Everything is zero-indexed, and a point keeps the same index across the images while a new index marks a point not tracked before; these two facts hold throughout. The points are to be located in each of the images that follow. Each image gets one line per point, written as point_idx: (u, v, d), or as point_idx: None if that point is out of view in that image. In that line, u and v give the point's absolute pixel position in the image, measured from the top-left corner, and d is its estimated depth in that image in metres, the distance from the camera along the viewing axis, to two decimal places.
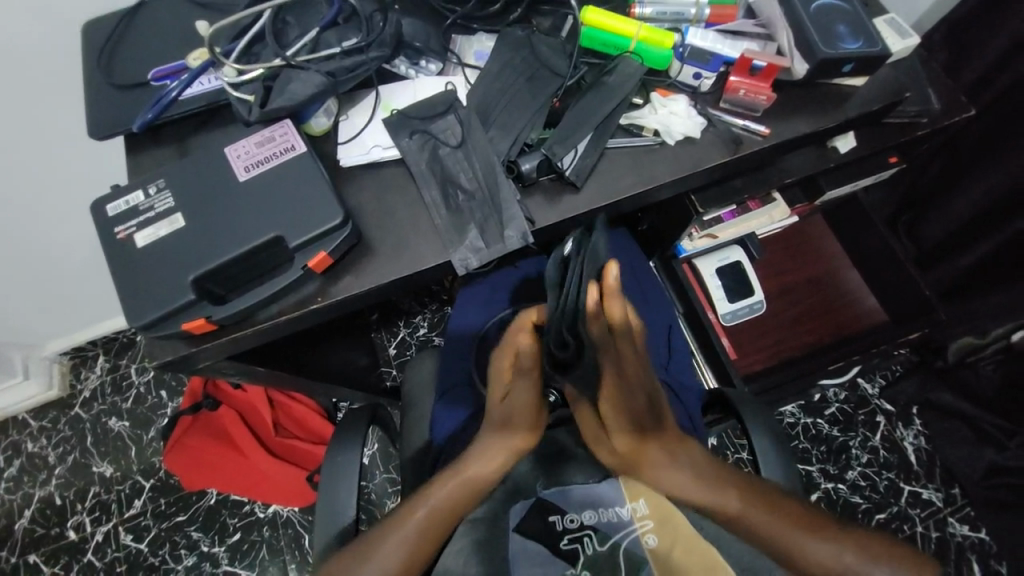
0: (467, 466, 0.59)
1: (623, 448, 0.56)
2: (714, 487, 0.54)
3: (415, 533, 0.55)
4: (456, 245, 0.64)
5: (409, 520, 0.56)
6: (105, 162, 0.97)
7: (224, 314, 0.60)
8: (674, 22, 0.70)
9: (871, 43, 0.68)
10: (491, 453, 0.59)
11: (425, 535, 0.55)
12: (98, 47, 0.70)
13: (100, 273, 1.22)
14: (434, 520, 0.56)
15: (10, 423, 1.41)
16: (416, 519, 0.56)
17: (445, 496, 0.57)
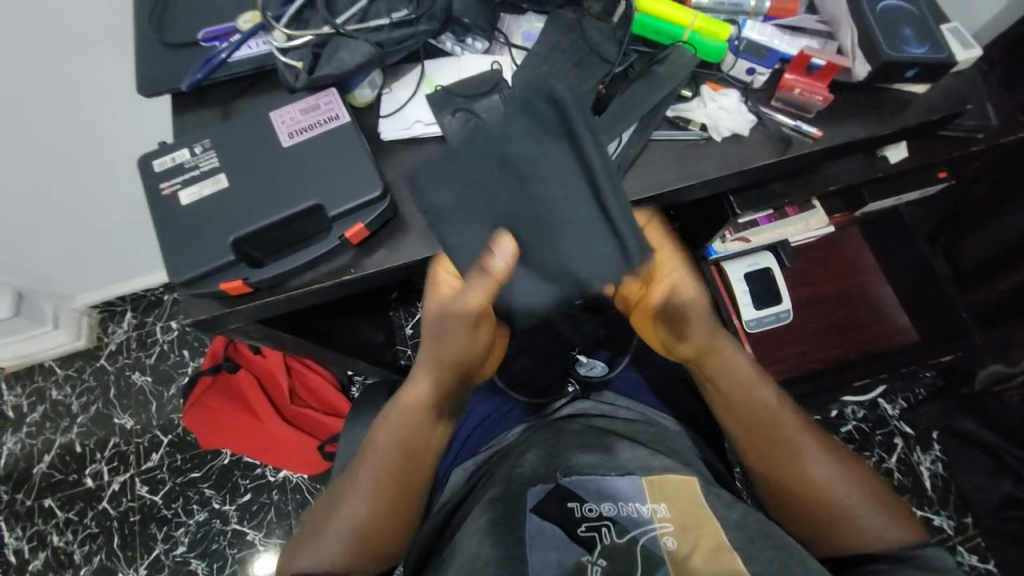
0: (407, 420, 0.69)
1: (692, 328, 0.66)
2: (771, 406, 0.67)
3: (373, 487, 0.67)
4: (478, 210, 0.62)
5: (367, 471, 0.67)
6: (144, 121, 0.98)
7: (261, 278, 0.61)
8: (730, 14, 0.68)
9: (937, 50, 0.65)
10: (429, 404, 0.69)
11: (386, 484, 0.67)
12: (149, 4, 0.70)
13: (134, 230, 1.25)
14: (392, 472, 0.67)
15: (38, 369, 1.46)
16: (377, 473, 0.67)
17: (393, 448, 0.68)
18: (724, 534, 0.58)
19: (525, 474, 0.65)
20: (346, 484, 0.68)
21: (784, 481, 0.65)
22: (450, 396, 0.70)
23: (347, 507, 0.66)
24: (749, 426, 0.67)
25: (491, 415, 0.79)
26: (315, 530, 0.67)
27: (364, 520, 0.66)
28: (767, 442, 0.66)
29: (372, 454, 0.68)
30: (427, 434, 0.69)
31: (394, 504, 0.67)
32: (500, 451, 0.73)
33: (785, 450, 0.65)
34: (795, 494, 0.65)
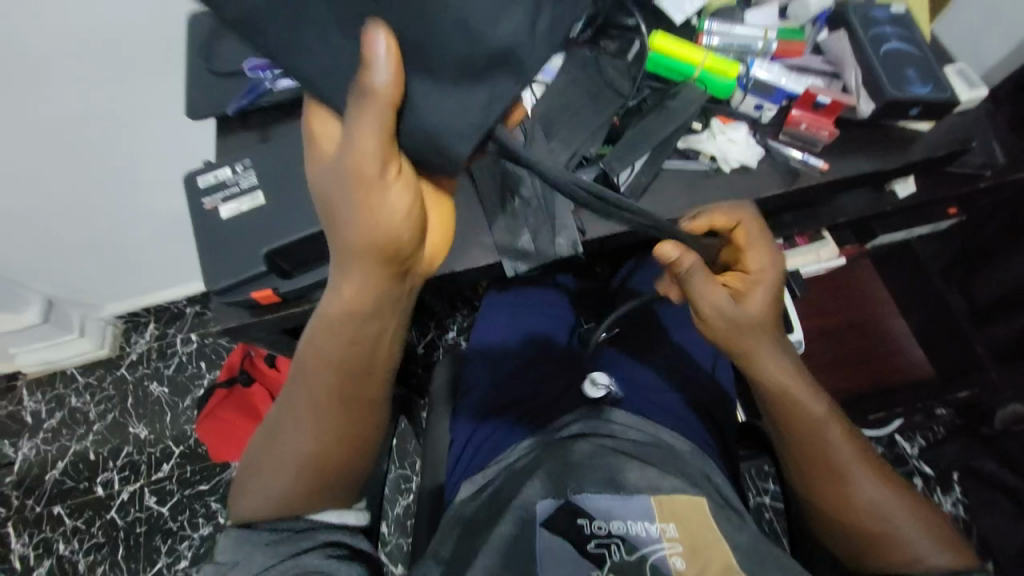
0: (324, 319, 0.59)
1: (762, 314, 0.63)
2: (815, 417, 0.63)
3: (309, 406, 0.62)
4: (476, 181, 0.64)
5: (297, 389, 0.63)
6: (184, 143, 1.05)
7: (290, 288, 0.64)
8: (739, 54, 0.72)
9: (940, 90, 0.68)
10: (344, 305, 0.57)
11: (322, 401, 0.62)
12: (201, 38, 0.77)
13: (165, 244, 1.31)
14: (329, 386, 0.61)
15: (59, 376, 1.50)
16: (306, 391, 0.62)
17: (319, 358, 0.60)
18: (732, 555, 0.59)
19: (533, 488, 0.65)
20: (287, 405, 0.64)
21: (827, 503, 0.63)
22: (375, 294, 0.56)
23: (291, 426, 0.63)
24: (794, 443, 0.64)
25: (497, 431, 0.80)
26: (260, 464, 0.65)
27: (307, 439, 0.63)
28: (812, 460, 0.63)
29: (300, 370, 0.62)
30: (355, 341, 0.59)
31: (338, 418, 0.63)
32: (508, 467, 0.72)
33: (830, 472, 0.62)
34: (837, 517, 0.62)
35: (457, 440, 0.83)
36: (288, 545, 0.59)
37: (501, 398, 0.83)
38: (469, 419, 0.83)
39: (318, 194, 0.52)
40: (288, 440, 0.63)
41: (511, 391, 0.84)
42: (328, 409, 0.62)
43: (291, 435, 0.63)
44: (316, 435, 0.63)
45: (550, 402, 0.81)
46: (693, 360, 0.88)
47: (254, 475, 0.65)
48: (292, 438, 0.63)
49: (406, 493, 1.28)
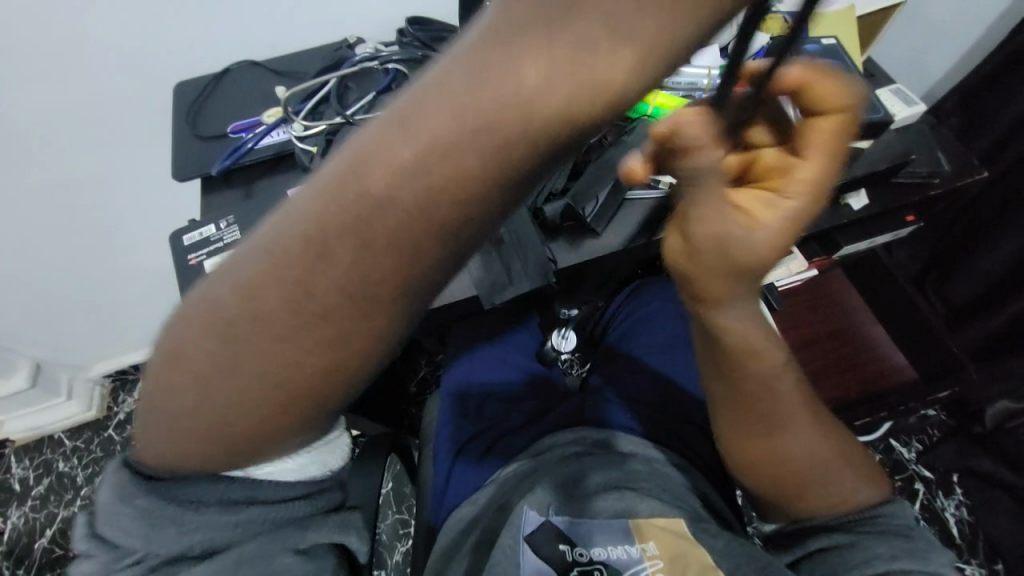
0: (393, 143, 0.27)
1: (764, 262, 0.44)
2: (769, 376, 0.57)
3: (295, 317, 0.32)
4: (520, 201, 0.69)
5: (285, 267, 0.30)
6: (173, 200, 1.09)
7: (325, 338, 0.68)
8: (688, 90, 0.78)
9: (873, 110, 0.74)
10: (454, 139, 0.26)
11: (317, 322, 0.32)
12: (186, 105, 0.82)
13: (154, 300, 1.32)
14: (354, 273, 0.30)
15: (46, 441, 1.48)
16: (304, 287, 0.31)
17: (346, 219, 0.28)
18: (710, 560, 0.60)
19: (527, 498, 0.67)
20: (255, 296, 0.32)
21: (756, 458, 0.62)
22: (514, 160, 0.27)
23: (253, 358, 0.34)
24: (732, 396, 0.59)
25: (475, 460, 0.81)
26: (188, 388, 0.36)
27: (270, 385, 0.35)
28: (753, 418, 0.60)
29: (304, 245, 0.30)
30: (434, 227, 0.29)
31: (333, 367, 0.34)
32: (502, 489, 0.74)
33: (766, 428, 0.60)
34: (772, 475, 0.62)
35: (438, 476, 0.82)
36: (266, 559, 0.49)
37: (480, 427, 0.85)
38: (449, 452, 0.83)
39: None
40: (260, 360, 0.34)
41: (498, 421, 0.86)
42: (327, 323, 0.32)
43: (264, 353, 0.34)
44: (298, 373, 0.34)
45: (521, 424, 0.85)
46: (675, 378, 0.90)
47: (175, 392, 0.37)
48: (262, 358, 0.34)
49: (405, 538, 1.25)
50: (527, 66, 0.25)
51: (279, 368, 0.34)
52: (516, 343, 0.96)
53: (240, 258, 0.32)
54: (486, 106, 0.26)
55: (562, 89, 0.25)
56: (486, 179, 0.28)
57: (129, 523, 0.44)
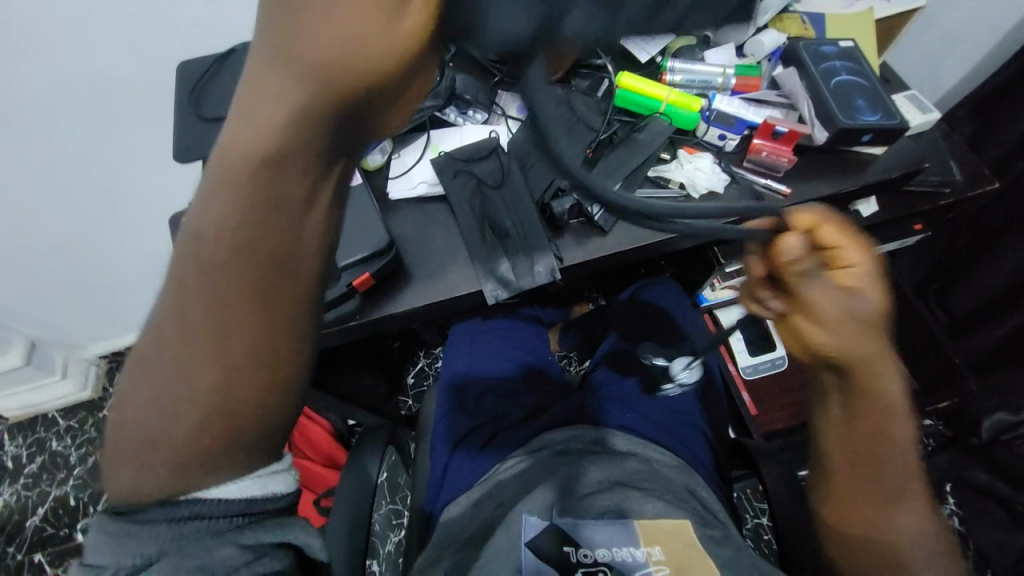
0: (209, 204, 0.38)
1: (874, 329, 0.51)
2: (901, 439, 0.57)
3: (204, 334, 0.41)
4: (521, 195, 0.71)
5: (168, 313, 0.42)
6: (174, 182, 1.07)
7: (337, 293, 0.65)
8: (701, 89, 0.77)
9: (889, 116, 0.73)
10: (239, 169, 0.36)
11: (206, 346, 0.41)
12: (190, 85, 0.81)
13: (152, 282, 1.31)
14: (228, 296, 0.40)
15: (40, 419, 1.47)
16: (183, 330, 0.41)
17: (221, 230, 0.38)
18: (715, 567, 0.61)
19: (526, 501, 0.68)
20: (154, 352, 0.43)
21: (858, 527, 0.60)
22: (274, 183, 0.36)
23: (180, 368, 0.42)
24: (841, 464, 0.59)
25: (474, 453, 0.80)
26: (127, 420, 0.44)
27: (202, 410, 0.43)
28: (869, 483, 0.58)
29: (178, 294, 0.41)
30: (261, 242, 0.38)
31: (234, 388, 0.42)
32: (497, 486, 0.75)
33: (883, 501, 0.58)
34: (865, 546, 0.59)
35: (436, 469, 0.81)
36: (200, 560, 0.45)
37: (478, 421, 0.85)
38: (446, 445, 0.83)
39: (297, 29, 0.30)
40: (168, 387, 0.42)
41: (498, 416, 0.85)
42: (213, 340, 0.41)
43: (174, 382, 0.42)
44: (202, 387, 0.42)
45: (519, 419, 0.84)
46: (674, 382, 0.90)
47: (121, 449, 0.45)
48: (171, 387, 0.42)
49: (398, 529, 1.25)
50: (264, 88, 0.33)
51: (191, 391, 0.42)
52: (517, 339, 0.96)
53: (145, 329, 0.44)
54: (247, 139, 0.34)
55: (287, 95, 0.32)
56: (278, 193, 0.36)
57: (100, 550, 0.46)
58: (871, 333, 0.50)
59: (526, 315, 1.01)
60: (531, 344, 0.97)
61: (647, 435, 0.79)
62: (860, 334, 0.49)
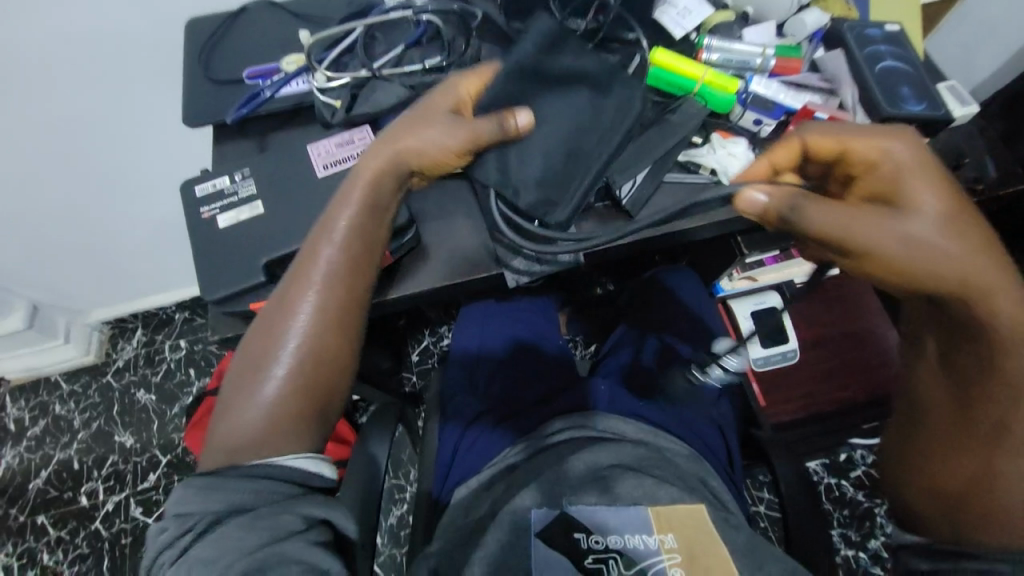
0: (327, 224, 0.62)
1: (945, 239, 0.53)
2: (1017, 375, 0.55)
3: (318, 310, 0.60)
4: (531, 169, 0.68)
5: (288, 302, 0.61)
6: (180, 147, 1.04)
7: None
8: (738, 69, 0.74)
9: (934, 107, 0.69)
10: (347, 198, 0.62)
11: (319, 321, 0.60)
12: (200, 45, 0.77)
13: (155, 249, 1.28)
14: (339, 279, 0.61)
15: (43, 383, 1.47)
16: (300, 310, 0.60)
17: (343, 245, 0.61)
18: (731, 562, 0.60)
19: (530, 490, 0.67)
20: (270, 336, 0.61)
21: (946, 461, 0.61)
22: (370, 201, 0.62)
23: (285, 331, 0.60)
24: (938, 409, 0.62)
25: (485, 436, 0.81)
26: (240, 380, 0.60)
27: (313, 370, 0.60)
28: (969, 421, 0.59)
29: (297, 286, 0.61)
30: (364, 240, 0.62)
31: (336, 348, 0.61)
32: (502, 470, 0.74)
33: (988, 439, 0.58)
34: (954, 496, 0.60)
35: (444, 449, 0.83)
36: (268, 520, 0.51)
37: (489, 404, 0.84)
38: (457, 426, 0.83)
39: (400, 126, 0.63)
40: (282, 355, 0.60)
41: (510, 400, 0.85)
42: (327, 314, 0.61)
43: (286, 348, 0.60)
44: (307, 349, 0.60)
45: (532, 402, 0.84)
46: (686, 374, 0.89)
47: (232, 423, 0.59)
48: (285, 354, 0.60)
49: (400, 503, 1.26)
50: (371, 158, 0.62)
51: (303, 354, 0.60)
52: (530, 324, 0.95)
53: (263, 326, 0.61)
54: (361, 180, 0.62)
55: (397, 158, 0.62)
56: (371, 206, 0.62)
57: (189, 503, 0.52)
58: (938, 254, 0.53)
59: (539, 300, 0.99)
60: (542, 329, 0.95)
61: (659, 424, 0.79)
62: (915, 250, 0.53)
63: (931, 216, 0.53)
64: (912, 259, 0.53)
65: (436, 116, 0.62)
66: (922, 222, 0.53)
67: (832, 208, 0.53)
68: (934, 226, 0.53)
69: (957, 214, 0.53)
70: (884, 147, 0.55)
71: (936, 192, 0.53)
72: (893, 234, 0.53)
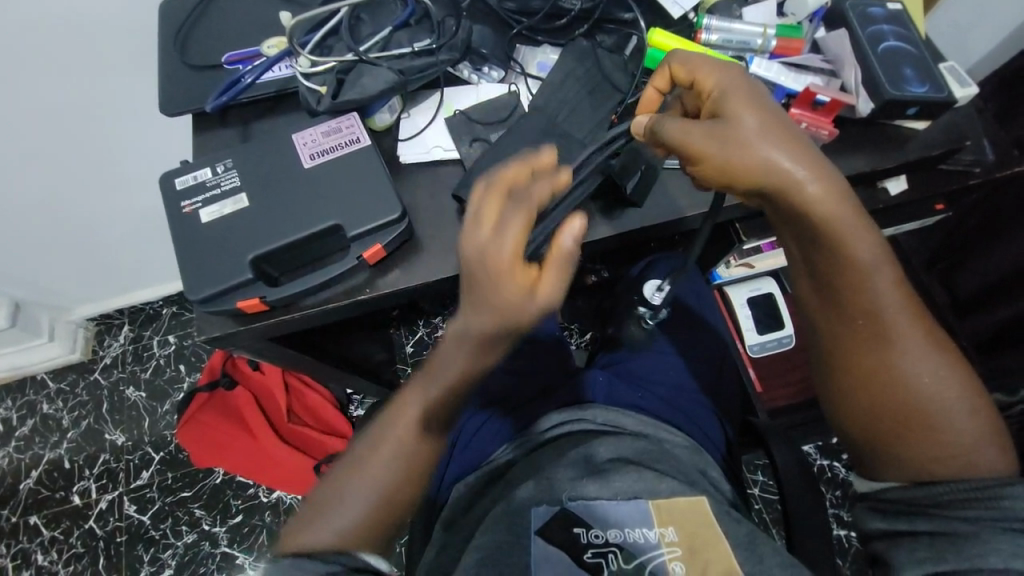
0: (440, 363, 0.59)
1: (770, 141, 0.54)
2: (872, 274, 0.56)
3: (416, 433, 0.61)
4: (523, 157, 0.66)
5: (393, 423, 0.61)
6: (160, 137, 1.00)
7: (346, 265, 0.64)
8: (738, 51, 0.72)
9: (937, 89, 0.68)
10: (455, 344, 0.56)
11: (420, 445, 0.61)
12: (176, 27, 0.73)
13: (139, 243, 1.25)
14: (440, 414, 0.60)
15: (29, 382, 1.43)
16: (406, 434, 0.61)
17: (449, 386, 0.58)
18: (733, 557, 0.59)
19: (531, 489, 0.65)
20: (372, 451, 0.61)
21: (851, 385, 0.60)
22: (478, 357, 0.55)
23: (388, 456, 0.61)
24: (834, 336, 0.60)
25: (483, 431, 0.80)
26: (338, 477, 0.61)
27: (401, 489, 0.61)
28: (853, 335, 0.59)
29: (405, 412, 0.61)
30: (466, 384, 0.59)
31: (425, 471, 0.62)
32: (493, 475, 0.73)
33: (870, 346, 0.58)
34: (873, 418, 0.59)
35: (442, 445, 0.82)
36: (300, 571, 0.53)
37: (486, 400, 0.84)
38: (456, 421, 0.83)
39: (475, 302, 0.51)
40: (375, 472, 0.60)
41: (509, 393, 0.84)
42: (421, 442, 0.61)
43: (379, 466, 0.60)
44: (399, 473, 0.60)
45: (532, 396, 0.84)
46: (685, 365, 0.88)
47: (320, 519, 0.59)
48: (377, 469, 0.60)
49: None
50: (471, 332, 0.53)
51: (394, 474, 0.60)
52: None
53: (371, 444, 0.62)
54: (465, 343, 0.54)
55: (492, 335, 0.52)
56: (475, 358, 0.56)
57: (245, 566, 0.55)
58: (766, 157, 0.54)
59: None
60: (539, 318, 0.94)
61: (658, 415, 0.79)
62: (747, 152, 0.54)
63: (758, 124, 0.54)
64: (745, 165, 0.54)
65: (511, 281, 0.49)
66: (745, 129, 0.54)
67: (684, 127, 0.55)
68: (755, 131, 0.54)
69: (774, 118, 0.55)
70: (710, 73, 0.57)
71: (752, 102, 0.55)
72: (724, 144, 0.54)
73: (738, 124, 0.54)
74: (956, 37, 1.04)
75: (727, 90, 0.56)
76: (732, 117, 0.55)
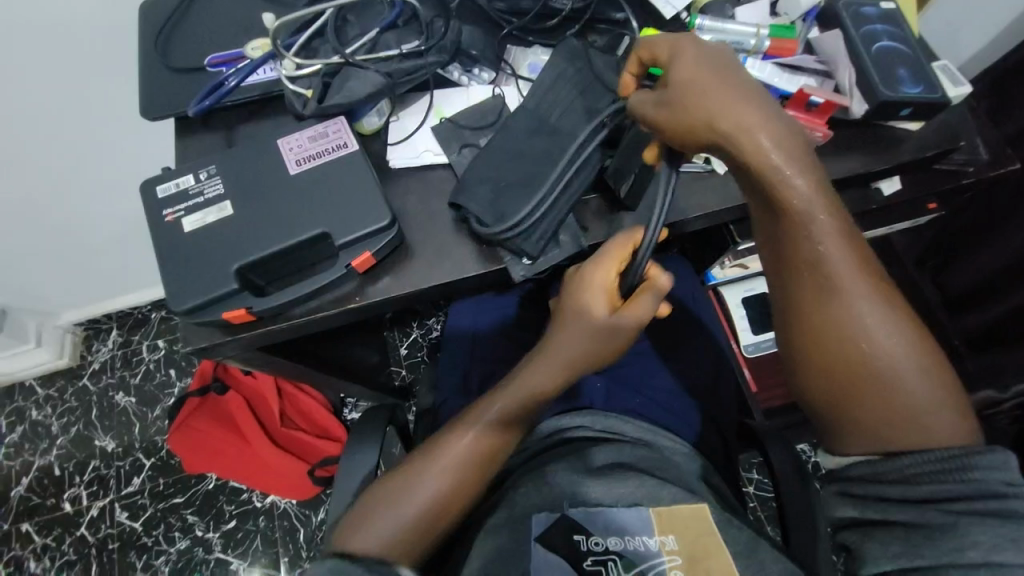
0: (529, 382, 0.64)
1: (724, 106, 0.52)
2: (828, 242, 0.56)
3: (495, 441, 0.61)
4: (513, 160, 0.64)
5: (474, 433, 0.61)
6: (147, 140, 0.98)
7: (337, 273, 0.62)
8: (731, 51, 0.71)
9: (931, 90, 0.67)
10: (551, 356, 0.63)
11: (489, 453, 0.61)
12: (156, 29, 0.71)
13: (125, 247, 1.22)
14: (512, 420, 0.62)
15: (17, 389, 1.41)
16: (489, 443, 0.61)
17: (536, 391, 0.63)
18: (731, 563, 0.59)
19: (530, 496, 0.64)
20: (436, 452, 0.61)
21: (814, 359, 0.58)
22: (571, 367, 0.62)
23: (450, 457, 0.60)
24: (795, 308, 0.59)
25: None
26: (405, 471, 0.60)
27: (453, 495, 0.59)
28: (812, 306, 0.58)
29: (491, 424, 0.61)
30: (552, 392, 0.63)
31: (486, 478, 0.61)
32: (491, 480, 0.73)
33: (831, 316, 0.57)
34: (836, 391, 0.58)
35: None
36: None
37: None
38: None
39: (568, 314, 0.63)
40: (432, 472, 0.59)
41: None
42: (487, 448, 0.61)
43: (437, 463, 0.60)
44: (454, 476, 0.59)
45: None
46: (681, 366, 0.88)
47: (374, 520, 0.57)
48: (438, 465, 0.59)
49: None
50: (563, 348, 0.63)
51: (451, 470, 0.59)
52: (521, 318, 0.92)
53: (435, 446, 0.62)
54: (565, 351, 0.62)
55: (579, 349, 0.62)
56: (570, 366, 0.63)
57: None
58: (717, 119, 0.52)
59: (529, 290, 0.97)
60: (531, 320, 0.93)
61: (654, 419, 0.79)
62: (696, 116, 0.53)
63: (712, 88, 0.53)
64: (697, 127, 0.53)
65: (598, 311, 0.61)
66: (697, 93, 0.53)
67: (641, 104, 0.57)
68: (710, 95, 0.53)
69: (734, 82, 0.53)
70: (669, 43, 0.56)
71: (709, 67, 0.54)
72: (677, 112, 0.54)
73: (702, 89, 0.53)
74: (947, 35, 1.04)
75: (685, 57, 0.55)
76: (689, 83, 0.54)
